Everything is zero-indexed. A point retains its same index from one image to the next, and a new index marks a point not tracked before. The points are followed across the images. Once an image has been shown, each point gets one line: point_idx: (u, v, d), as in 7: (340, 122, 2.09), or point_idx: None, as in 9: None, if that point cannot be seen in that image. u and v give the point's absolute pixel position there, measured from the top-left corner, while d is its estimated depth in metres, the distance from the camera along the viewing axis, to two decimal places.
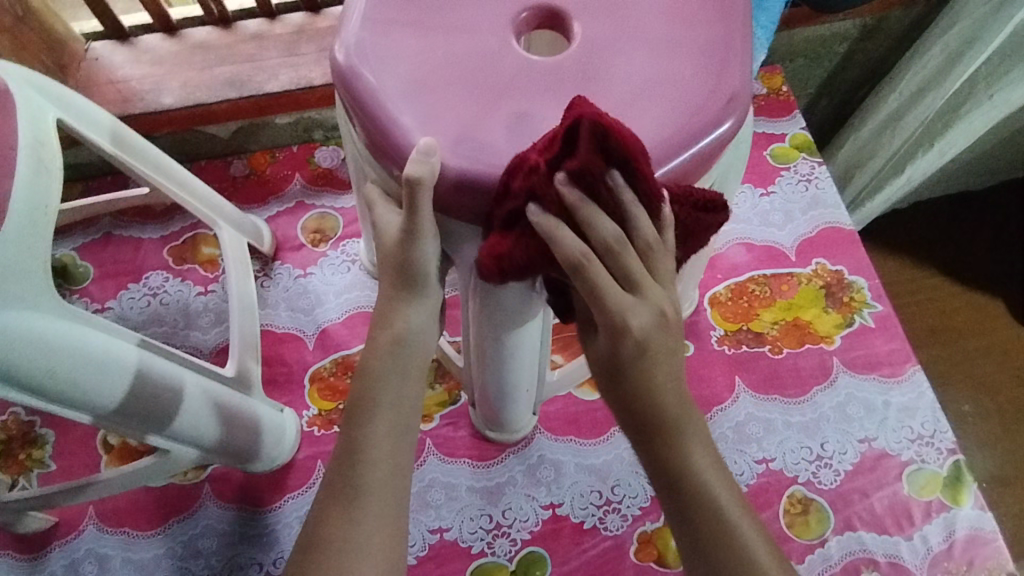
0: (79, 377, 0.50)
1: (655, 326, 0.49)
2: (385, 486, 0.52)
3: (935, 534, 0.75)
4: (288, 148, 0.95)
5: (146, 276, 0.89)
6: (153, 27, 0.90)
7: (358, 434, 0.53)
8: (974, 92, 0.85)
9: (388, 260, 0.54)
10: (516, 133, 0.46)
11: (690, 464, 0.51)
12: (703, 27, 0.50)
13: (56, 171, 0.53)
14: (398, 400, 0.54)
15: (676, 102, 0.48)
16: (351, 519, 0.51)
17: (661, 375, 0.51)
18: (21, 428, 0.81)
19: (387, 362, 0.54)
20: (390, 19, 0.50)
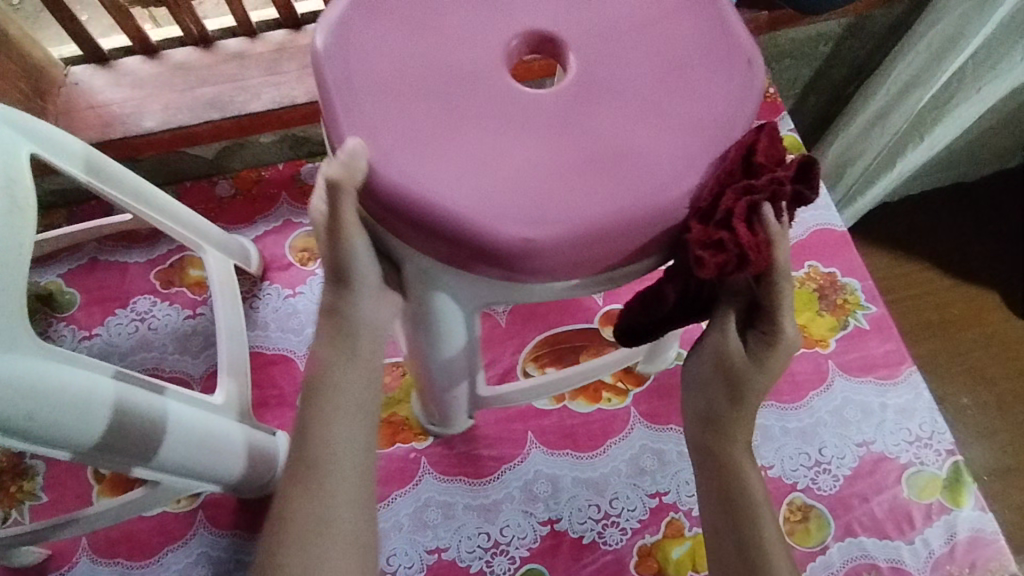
0: (62, 420, 0.49)
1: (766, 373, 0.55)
2: (344, 461, 0.54)
3: (937, 537, 0.75)
4: (273, 166, 0.94)
5: (133, 301, 0.88)
6: (132, 50, 0.89)
7: (312, 411, 0.54)
8: (962, 87, 0.87)
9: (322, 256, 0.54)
10: (477, 170, 0.47)
11: (749, 482, 0.57)
12: (675, 51, 0.51)
13: (31, 208, 0.52)
14: (359, 377, 0.56)
15: (652, 138, 0.48)
16: (315, 504, 0.52)
17: (755, 402, 0.56)
18: (11, 460, 0.80)
19: (336, 344, 0.55)
20: (363, 52, 0.49)
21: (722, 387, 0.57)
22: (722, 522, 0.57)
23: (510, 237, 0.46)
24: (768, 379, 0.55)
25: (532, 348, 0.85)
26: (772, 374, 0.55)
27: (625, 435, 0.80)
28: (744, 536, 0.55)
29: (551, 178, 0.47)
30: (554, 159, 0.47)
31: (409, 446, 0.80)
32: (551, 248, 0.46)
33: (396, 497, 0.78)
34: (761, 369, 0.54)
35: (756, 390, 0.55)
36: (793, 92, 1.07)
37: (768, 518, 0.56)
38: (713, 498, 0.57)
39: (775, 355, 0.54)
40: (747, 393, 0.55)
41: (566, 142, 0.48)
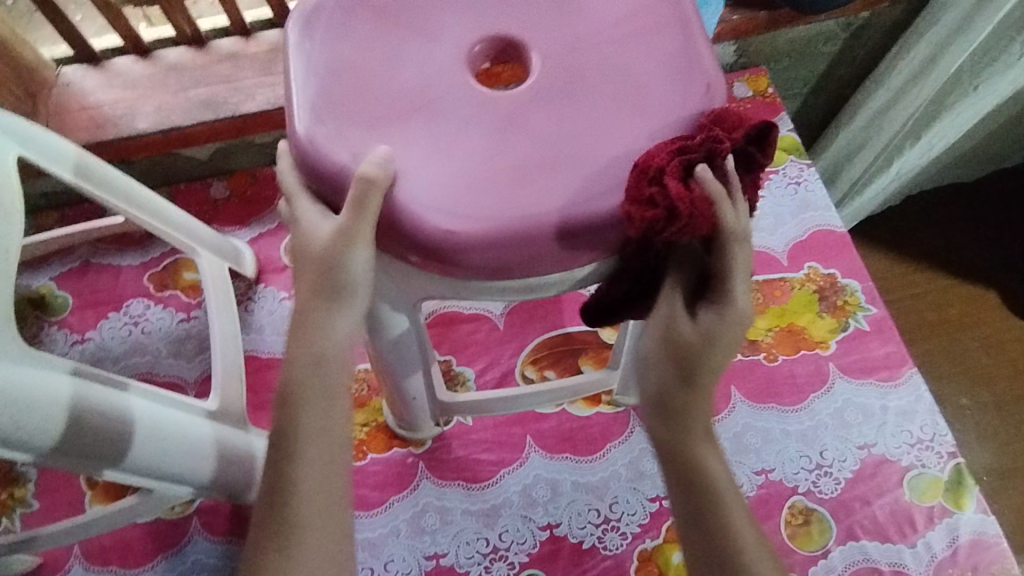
0: (34, 419, 0.48)
1: (716, 351, 0.48)
2: (319, 522, 0.49)
3: (939, 540, 0.74)
4: (268, 168, 0.93)
5: (126, 305, 0.87)
6: (124, 50, 0.88)
7: (284, 466, 0.50)
8: (959, 84, 0.86)
9: (311, 261, 0.48)
10: (416, 164, 0.46)
11: (709, 469, 0.51)
12: (659, 46, 0.49)
13: (18, 213, 0.50)
14: (325, 427, 0.50)
15: (617, 139, 0.47)
16: (287, 560, 0.48)
17: (710, 379, 0.50)
18: (2, 467, 0.79)
19: (309, 381, 0.50)
20: (340, 60, 0.49)
21: (674, 373, 0.50)
22: (688, 515, 0.52)
23: (430, 230, 0.45)
24: (725, 354, 0.48)
25: (530, 351, 0.84)
26: (724, 349, 0.48)
27: (624, 438, 0.80)
28: (710, 526, 0.51)
29: (492, 177, 0.46)
30: (539, 159, 0.46)
31: (407, 450, 0.79)
32: (475, 246, 0.45)
33: (394, 502, 0.77)
34: (713, 343, 0.48)
35: (711, 364, 0.48)
36: (792, 92, 1.06)
37: (732, 503, 0.51)
38: (675, 489, 0.52)
39: (727, 328, 0.47)
40: (701, 371, 0.49)
41: (552, 143, 0.47)
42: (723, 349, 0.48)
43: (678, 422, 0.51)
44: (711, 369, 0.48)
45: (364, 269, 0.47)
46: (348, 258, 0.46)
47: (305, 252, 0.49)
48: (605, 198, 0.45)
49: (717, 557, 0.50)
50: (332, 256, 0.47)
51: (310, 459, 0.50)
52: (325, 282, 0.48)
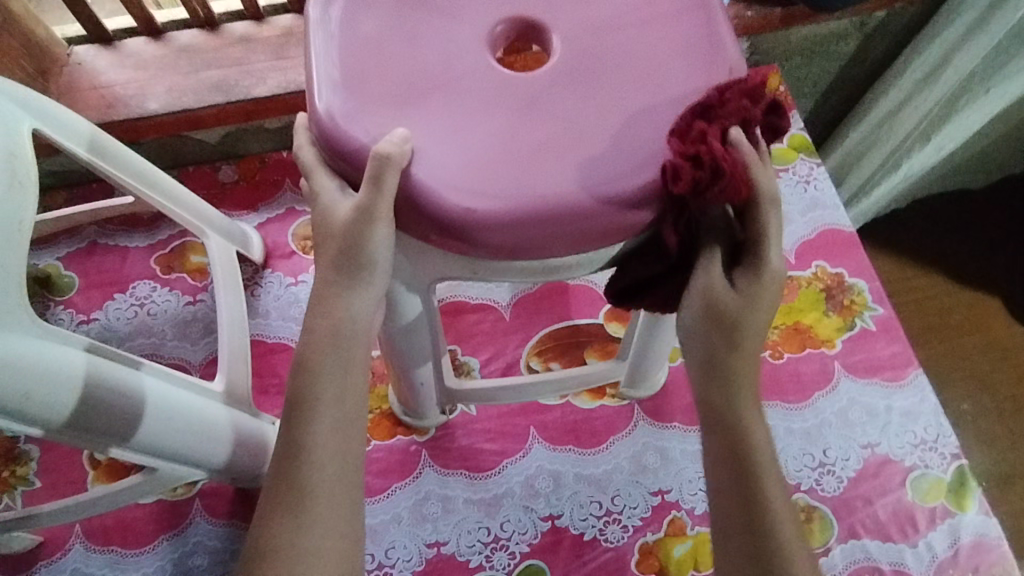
0: (47, 392, 0.48)
1: (749, 312, 0.49)
2: (329, 489, 0.49)
3: (940, 541, 0.74)
4: (277, 153, 0.93)
5: (133, 286, 0.87)
6: (137, 31, 0.88)
7: (299, 433, 0.50)
8: (971, 86, 0.85)
9: (330, 240, 0.49)
10: (438, 142, 0.46)
11: (753, 438, 0.51)
12: (680, 33, 0.49)
13: (31, 185, 0.50)
14: (342, 396, 0.51)
15: (639, 124, 0.47)
16: (298, 527, 0.48)
17: (750, 342, 0.50)
18: (5, 444, 0.79)
19: (327, 353, 0.50)
20: (362, 36, 0.49)
21: (714, 337, 0.50)
22: (719, 477, 0.52)
23: (448, 208, 0.45)
24: (761, 318, 0.50)
25: (536, 342, 0.84)
26: (772, 309, 0.50)
27: (628, 431, 0.80)
28: (750, 494, 0.50)
29: (511, 157, 0.46)
30: (558, 141, 0.46)
31: (410, 438, 0.79)
32: (497, 223, 0.45)
33: (396, 489, 0.77)
34: (754, 304, 0.49)
35: (751, 330, 0.50)
36: (803, 91, 1.06)
37: (768, 471, 0.51)
38: (717, 453, 0.52)
39: (773, 287, 0.49)
40: (739, 338, 0.50)
41: (571, 126, 0.47)
42: (753, 313, 0.49)
43: (730, 393, 0.51)
44: (752, 335, 0.50)
45: (383, 246, 0.48)
46: (369, 234, 0.47)
47: (326, 229, 0.49)
48: (622, 181, 0.45)
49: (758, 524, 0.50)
50: (352, 233, 0.47)
51: (325, 429, 0.50)
52: (344, 258, 0.49)
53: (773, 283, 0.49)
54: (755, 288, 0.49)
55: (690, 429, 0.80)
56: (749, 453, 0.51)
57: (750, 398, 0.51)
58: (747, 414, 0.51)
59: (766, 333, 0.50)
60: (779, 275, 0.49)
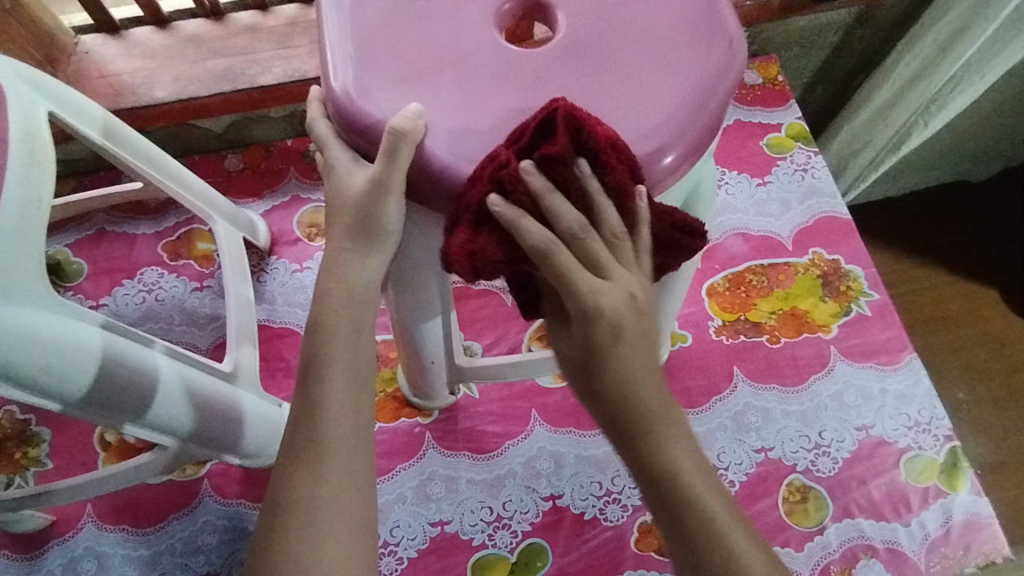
0: (66, 364, 0.50)
1: (622, 331, 0.46)
2: (345, 443, 0.50)
3: (932, 520, 0.76)
4: (282, 142, 0.95)
5: (141, 272, 0.88)
6: (143, 20, 0.89)
7: (314, 390, 0.51)
8: (967, 74, 0.85)
9: (345, 213, 0.51)
10: (449, 116, 0.47)
11: (684, 473, 0.46)
12: (682, 14, 0.51)
13: (49, 164, 0.52)
14: (356, 356, 0.52)
15: (644, 101, 0.48)
16: (315, 478, 0.49)
17: (622, 372, 0.46)
18: (17, 426, 0.81)
19: (343, 315, 0.52)
20: (376, 15, 0.50)
21: (577, 371, 0.48)
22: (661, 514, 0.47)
23: (461, 179, 0.47)
24: (630, 352, 0.46)
25: (537, 327, 0.85)
26: (627, 335, 0.46)
27: None
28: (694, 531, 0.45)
29: (520, 130, 0.47)
30: None
31: (414, 420, 0.81)
32: None
33: (401, 470, 0.78)
34: (597, 326, 0.45)
35: (617, 371, 0.46)
36: (802, 82, 1.07)
37: (715, 504, 0.46)
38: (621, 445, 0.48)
39: (604, 320, 0.45)
40: (611, 378, 0.46)
41: (577, 103, 0.48)
42: (614, 340, 0.46)
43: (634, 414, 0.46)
44: (623, 367, 0.46)
45: (397, 216, 0.49)
46: (381, 206, 0.48)
47: (340, 200, 0.51)
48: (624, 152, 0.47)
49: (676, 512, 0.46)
50: (366, 204, 0.49)
51: (340, 386, 0.51)
52: (358, 228, 0.51)
53: (615, 312, 0.46)
54: (583, 326, 0.46)
55: (689, 411, 0.82)
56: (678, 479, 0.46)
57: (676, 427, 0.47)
58: (670, 434, 0.47)
59: (643, 343, 0.47)
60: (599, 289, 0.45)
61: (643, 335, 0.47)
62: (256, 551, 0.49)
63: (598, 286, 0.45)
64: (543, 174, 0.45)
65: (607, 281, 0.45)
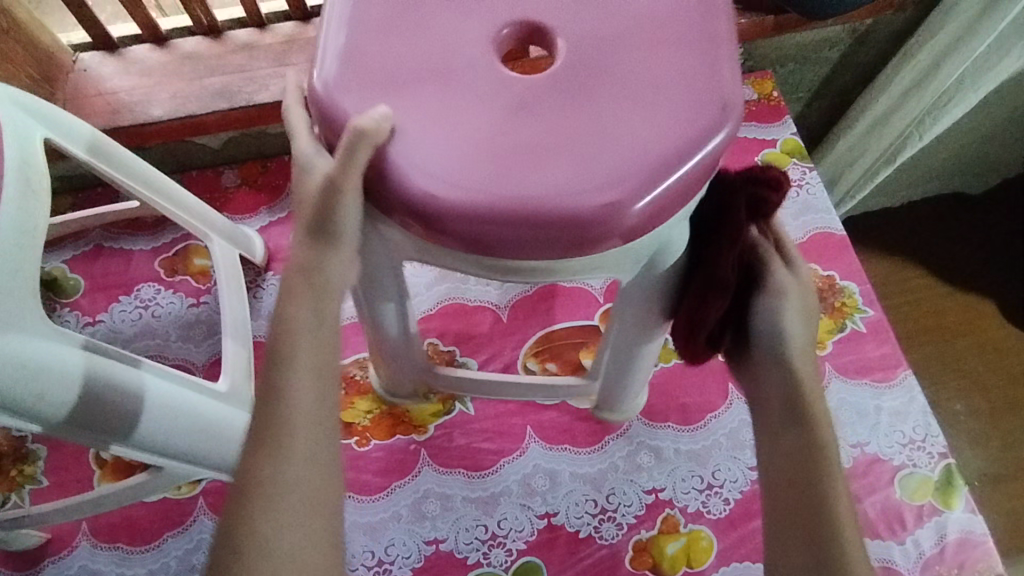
0: None
1: (802, 294, 0.62)
2: (311, 420, 0.51)
3: (927, 538, 0.76)
4: (279, 158, 0.95)
5: (137, 289, 0.88)
6: (141, 38, 0.90)
7: (280, 370, 0.51)
8: (961, 87, 0.87)
9: (308, 208, 0.52)
10: (440, 143, 0.48)
11: (817, 411, 0.59)
12: (677, 42, 0.51)
13: (44, 191, 0.52)
14: (319, 338, 0.53)
15: (637, 128, 0.48)
16: (281, 457, 0.49)
17: (808, 328, 0.62)
18: (13, 443, 0.81)
19: (306, 300, 0.53)
20: (373, 42, 0.50)
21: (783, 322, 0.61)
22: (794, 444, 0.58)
23: (448, 205, 0.47)
24: (809, 308, 0.63)
25: (532, 344, 0.85)
26: (810, 297, 0.63)
27: (622, 432, 0.81)
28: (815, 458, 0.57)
29: (509, 158, 0.47)
30: (558, 145, 0.48)
31: (410, 438, 0.81)
32: (495, 221, 0.47)
33: (396, 488, 0.79)
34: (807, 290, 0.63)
35: (807, 323, 0.62)
36: (797, 96, 1.07)
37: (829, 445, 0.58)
38: (787, 450, 0.59)
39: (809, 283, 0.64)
40: (806, 326, 0.62)
41: (570, 131, 0.48)
42: (804, 301, 0.62)
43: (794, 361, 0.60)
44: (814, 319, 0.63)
45: (352, 214, 0.50)
46: (337, 201, 0.49)
47: (304, 195, 0.52)
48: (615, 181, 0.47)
49: (817, 506, 0.55)
50: (323, 198, 0.50)
51: (305, 365, 0.52)
52: (318, 223, 0.52)
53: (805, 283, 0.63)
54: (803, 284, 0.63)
55: (684, 429, 0.82)
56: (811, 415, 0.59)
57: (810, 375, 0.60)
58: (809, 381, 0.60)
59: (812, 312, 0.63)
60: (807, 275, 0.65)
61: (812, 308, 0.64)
62: (222, 535, 0.49)
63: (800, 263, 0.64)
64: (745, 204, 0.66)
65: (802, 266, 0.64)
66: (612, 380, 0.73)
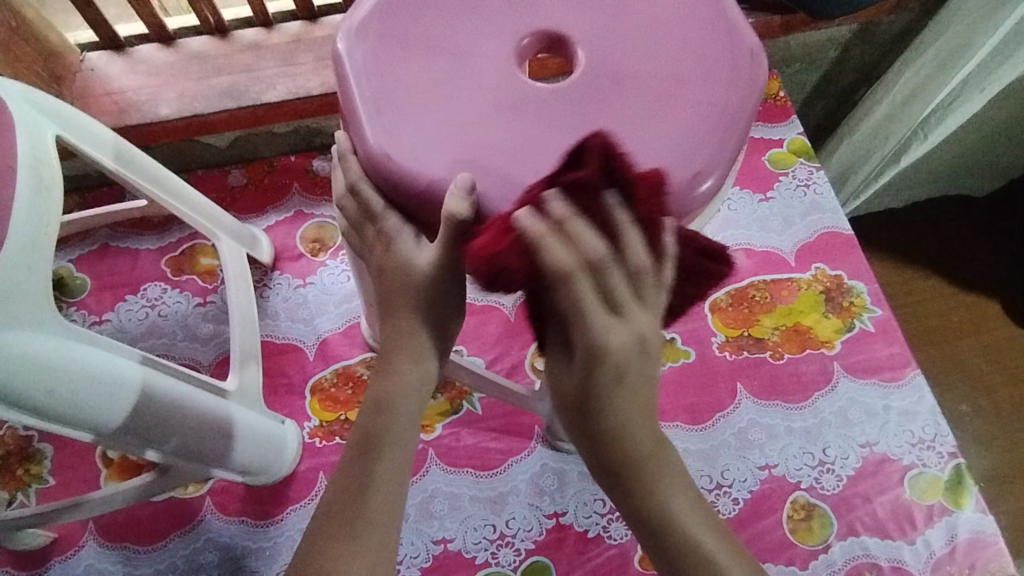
0: (70, 388, 0.50)
1: (601, 388, 0.51)
2: (401, 437, 0.54)
3: (937, 538, 0.76)
4: (285, 158, 0.95)
5: (144, 287, 0.88)
6: (148, 38, 0.90)
7: (386, 384, 0.55)
8: (967, 87, 0.87)
9: (408, 286, 0.53)
10: (456, 137, 0.48)
11: (671, 508, 0.52)
12: (691, 38, 0.51)
13: (56, 187, 0.52)
14: (422, 371, 0.55)
15: (654, 126, 0.48)
16: (370, 466, 0.53)
17: (618, 409, 0.52)
18: (19, 443, 0.80)
19: (417, 335, 0.55)
20: (391, 36, 0.51)
21: (578, 417, 0.53)
22: (644, 541, 0.53)
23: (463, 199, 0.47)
24: (623, 397, 0.52)
25: None
26: (627, 379, 0.51)
27: None
28: (671, 555, 0.51)
29: (524, 154, 0.47)
30: (577, 140, 0.48)
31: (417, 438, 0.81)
32: (513, 216, 0.46)
33: None
34: (611, 379, 0.51)
35: (609, 411, 0.52)
36: (803, 96, 1.07)
37: (703, 532, 0.52)
38: (641, 532, 0.53)
39: (608, 359, 0.50)
40: (602, 415, 0.52)
41: (588, 127, 0.48)
42: (606, 386, 0.51)
43: (621, 467, 0.53)
44: (614, 405, 0.52)
45: (458, 290, 0.53)
46: (446, 287, 0.52)
47: (404, 277, 0.52)
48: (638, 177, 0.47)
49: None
50: (433, 284, 0.52)
51: (406, 388, 0.55)
52: (423, 303, 0.54)
53: (621, 352, 0.50)
54: (607, 361, 0.50)
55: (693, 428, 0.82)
56: (665, 516, 0.52)
57: (648, 458, 0.53)
58: (654, 475, 0.53)
59: (644, 389, 0.52)
60: (644, 337, 0.50)
61: (649, 381, 0.53)
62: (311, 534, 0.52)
63: (600, 320, 0.49)
64: (566, 200, 0.44)
65: (614, 319, 0.49)
66: None
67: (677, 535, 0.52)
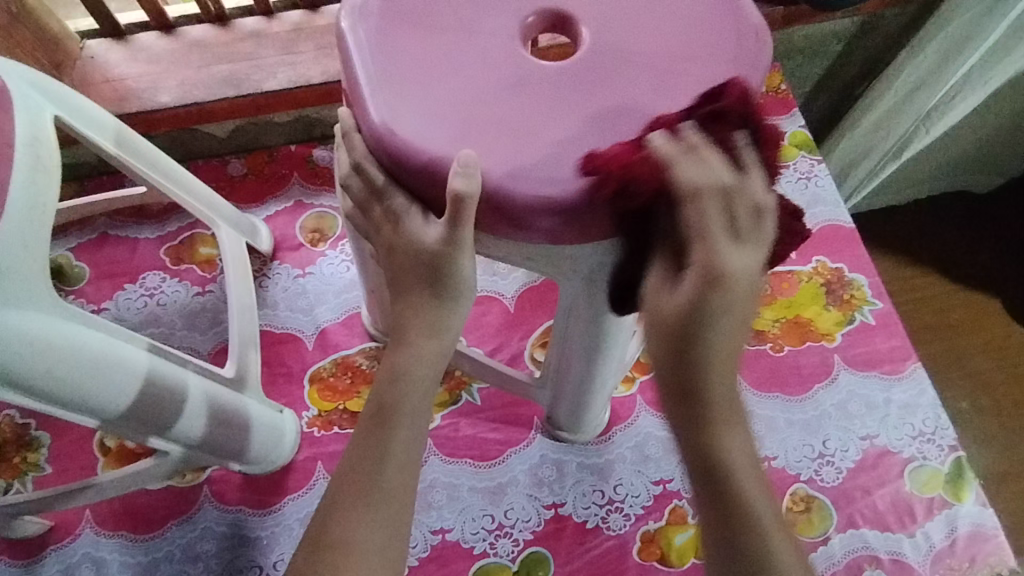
0: (66, 369, 0.50)
1: (702, 317, 0.47)
2: (413, 412, 0.53)
3: (937, 531, 0.75)
4: (285, 148, 0.95)
5: (143, 276, 0.88)
6: (148, 26, 0.89)
7: (399, 358, 0.53)
8: (969, 82, 0.88)
9: (415, 263, 0.51)
10: (458, 115, 0.47)
11: (730, 458, 0.49)
12: (695, 20, 0.51)
13: (53, 169, 0.52)
14: (435, 346, 0.53)
15: (657, 107, 0.48)
16: (383, 441, 0.52)
17: (714, 341, 0.47)
18: (16, 431, 0.80)
19: (428, 309, 0.52)
20: (393, 16, 0.50)
21: (666, 347, 0.49)
22: (703, 497, 0.49)
23: None
24: (721, 321, 0.47)
25: (539, 334, 0.85)
26: (733, 306, 0.47)
27: (630, 422, 0.81)
28: (731, 512, 0.48)
29: (525, 132, 0.47)
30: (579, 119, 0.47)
31: None
32: (513, 194, 0.46)
33: None
34: (703, 308, 0.47)
35: (707, 343, 0.47)
36: (805, 89, 1.07)
37: (757, 495, 0.49)
38: (696, 471, 0.50)
39: (726, 289, 0.46)
40: (699, 342, 0.47)
41: (589, 106, 0.48)
42: (709, 315, 0.47)
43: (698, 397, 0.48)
44: (718, 331, 0.47)
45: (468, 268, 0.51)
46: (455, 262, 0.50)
47: (411, 253, 0.50)
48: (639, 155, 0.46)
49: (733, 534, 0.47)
50: (442, 259, 0.50)
51: (417, 364, 0.53)
52: (431, 279, 0.51)
53: (737, 281, 0.47)
54: (704, 286, 0.46)
55: None
56: (724, 461, 0.48)
57: (725, 401, 0.49)
58: (725, 417, 0.49)
59: (743, 325, 0.48)
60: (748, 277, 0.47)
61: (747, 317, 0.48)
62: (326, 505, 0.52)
63: (722, 246, 0.46)
64: (669, 138, 0.46)
65: (733, 247, 0.47)
66: (573, 400, 0.72)
67: (739, 486, 0.48)
